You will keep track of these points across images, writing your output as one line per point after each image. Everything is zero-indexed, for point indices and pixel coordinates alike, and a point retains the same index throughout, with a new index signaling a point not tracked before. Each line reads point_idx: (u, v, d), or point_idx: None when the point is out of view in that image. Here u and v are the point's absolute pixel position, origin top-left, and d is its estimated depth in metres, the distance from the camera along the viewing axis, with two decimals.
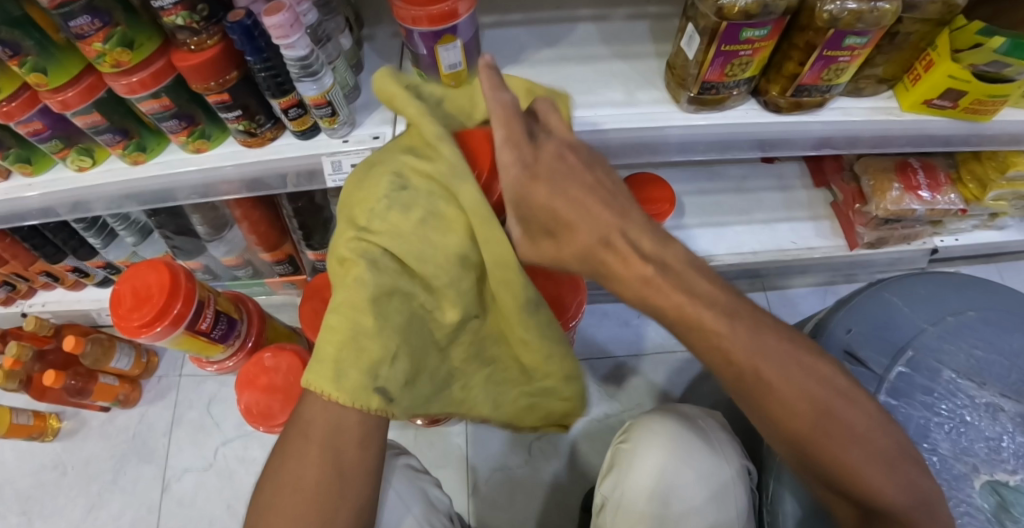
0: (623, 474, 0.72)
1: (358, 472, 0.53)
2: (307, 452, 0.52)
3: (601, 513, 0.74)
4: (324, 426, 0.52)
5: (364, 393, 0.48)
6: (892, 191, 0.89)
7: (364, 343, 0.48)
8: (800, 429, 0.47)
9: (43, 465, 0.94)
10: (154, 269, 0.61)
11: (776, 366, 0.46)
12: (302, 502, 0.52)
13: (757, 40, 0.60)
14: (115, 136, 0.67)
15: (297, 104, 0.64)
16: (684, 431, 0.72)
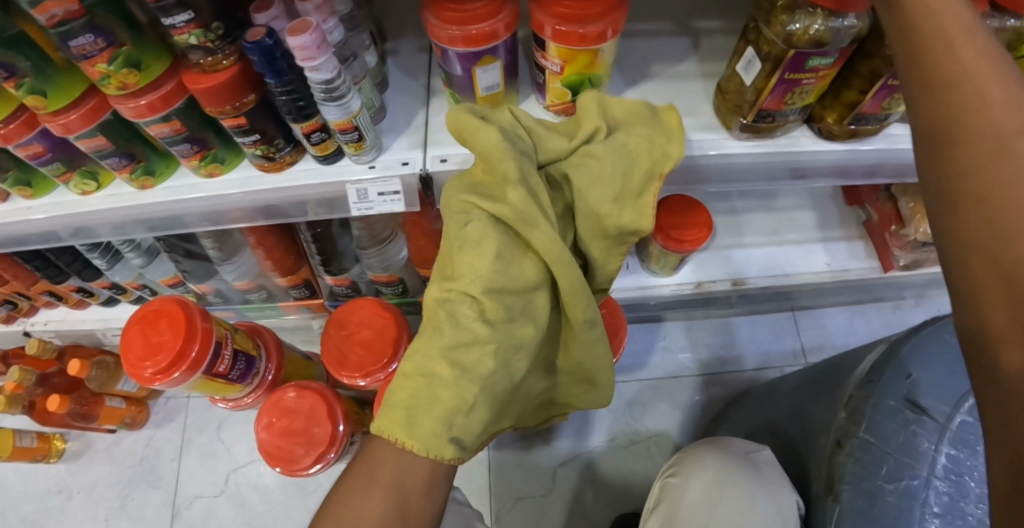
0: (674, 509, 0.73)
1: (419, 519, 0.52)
2: (370, 493, 0.51)
3: None
4: (392, 470, 0.52)
5: (438, 443, 0.47)
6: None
7: (438, 391, 0.48)
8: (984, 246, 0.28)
9: (48, 490, 0.91)
10: (167, 309, 0.57)
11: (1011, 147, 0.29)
12: None
13: (822, 69, 0.55)
14: (121, 160, 0.62)
15: (320, 129, 0.59)
16: (734, 470, 0.72)
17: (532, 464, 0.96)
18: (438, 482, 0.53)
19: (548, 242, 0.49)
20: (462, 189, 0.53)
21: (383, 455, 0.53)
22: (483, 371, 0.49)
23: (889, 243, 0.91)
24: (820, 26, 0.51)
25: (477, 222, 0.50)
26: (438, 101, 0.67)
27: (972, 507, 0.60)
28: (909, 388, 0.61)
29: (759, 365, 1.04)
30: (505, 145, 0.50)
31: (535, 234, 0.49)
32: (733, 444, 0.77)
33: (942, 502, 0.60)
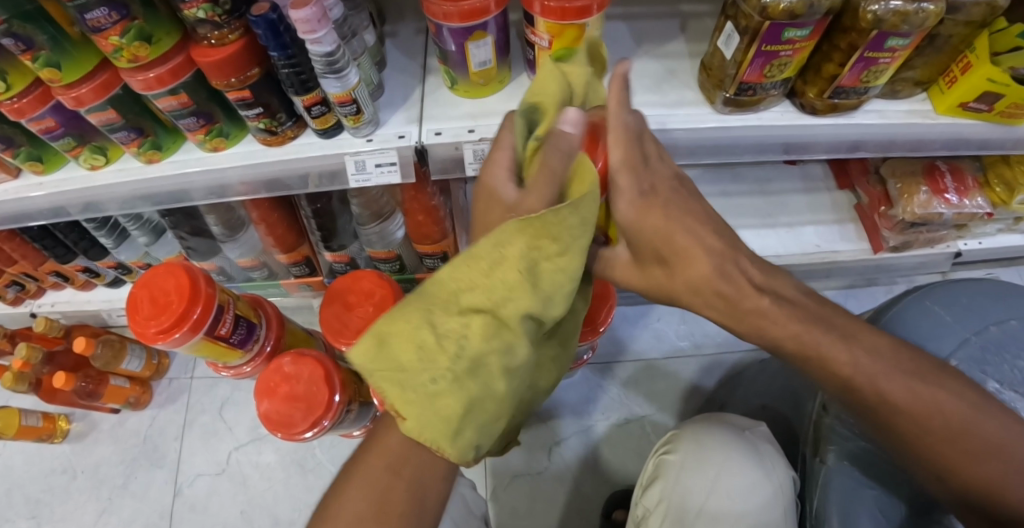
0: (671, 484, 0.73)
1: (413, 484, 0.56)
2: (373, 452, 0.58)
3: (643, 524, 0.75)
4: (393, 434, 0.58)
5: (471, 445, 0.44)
6: (920, 194, 0.86)
7: (486, 403, 0.42)
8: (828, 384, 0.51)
9: (53, 469, 0.92)
10: (173, 273, 0.59)
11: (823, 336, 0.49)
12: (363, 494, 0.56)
13: (799, 41, 0.59)
14: (130, 134, 0.64)
15: (321, 102, 0.62)
16: (730, 436, 0.73)
17: (529, 445, 0.97)
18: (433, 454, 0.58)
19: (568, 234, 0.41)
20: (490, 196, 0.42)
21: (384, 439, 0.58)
22: None
23: (878, 224, 0.93)
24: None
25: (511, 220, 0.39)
26: (434, 79, 0.69)
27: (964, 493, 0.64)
28: None
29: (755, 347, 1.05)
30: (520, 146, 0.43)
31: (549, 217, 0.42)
32: (730, 420, 0.77)
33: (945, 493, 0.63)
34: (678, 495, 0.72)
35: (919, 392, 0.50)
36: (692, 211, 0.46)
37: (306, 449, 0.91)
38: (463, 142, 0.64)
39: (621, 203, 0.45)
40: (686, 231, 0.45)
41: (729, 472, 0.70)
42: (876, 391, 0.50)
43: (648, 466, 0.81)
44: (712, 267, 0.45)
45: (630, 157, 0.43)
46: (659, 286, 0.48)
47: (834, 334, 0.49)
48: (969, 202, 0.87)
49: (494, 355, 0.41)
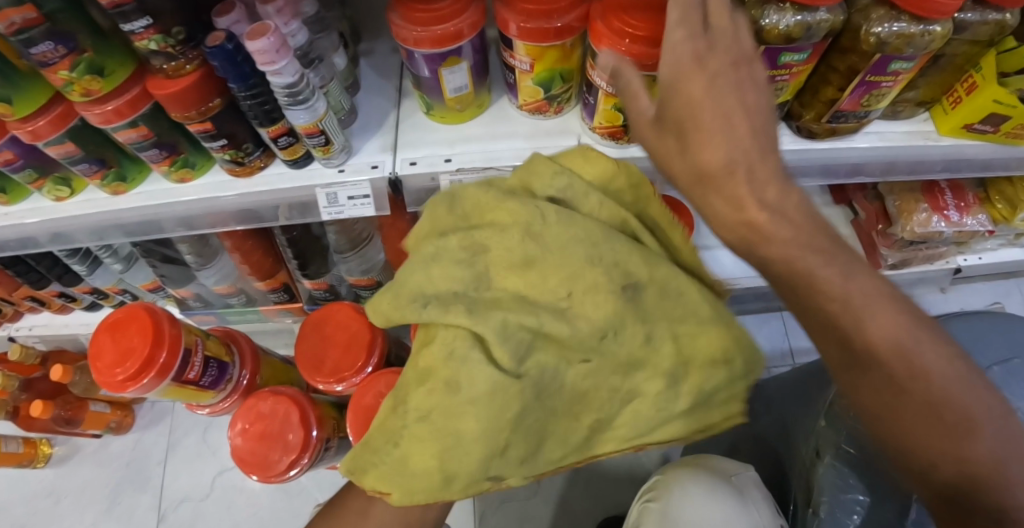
0: None
1: None
2: None
3: None
4: None
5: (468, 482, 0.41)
6: (920, 212, 0.83)
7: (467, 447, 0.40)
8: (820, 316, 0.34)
9: (36, 493, 0.91)
10: (135, 317, 0.56)
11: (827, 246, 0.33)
12: None
13: (796, 65, 0.55)
14: (92, 166, 0.61)
15: (288, 132, 0.59)
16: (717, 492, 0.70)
17: None
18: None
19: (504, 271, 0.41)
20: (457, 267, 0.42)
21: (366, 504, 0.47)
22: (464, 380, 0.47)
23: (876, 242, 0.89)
24: (790, 22, 0.50)
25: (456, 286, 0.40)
26: (410, 102, 0.66)
27: None
28: None
29: None
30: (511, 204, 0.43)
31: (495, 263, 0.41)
32: (718, 465, 0.74)
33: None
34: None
35: (903, 341, 0.33)
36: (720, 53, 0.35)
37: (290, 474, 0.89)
38: (439, 172, 0.61)
39: (651, 104, 0.37)
40: (720, 95, 0.34)
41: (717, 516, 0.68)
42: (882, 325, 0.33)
43: (634, 510, 0.78)
44: (735, 153, 0.33)
45: (691, 19, 0.36)
46: (666, 158, 0.36)
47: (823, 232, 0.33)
48: (970, 220, 0.83)
49: (433, 401, 0.40)
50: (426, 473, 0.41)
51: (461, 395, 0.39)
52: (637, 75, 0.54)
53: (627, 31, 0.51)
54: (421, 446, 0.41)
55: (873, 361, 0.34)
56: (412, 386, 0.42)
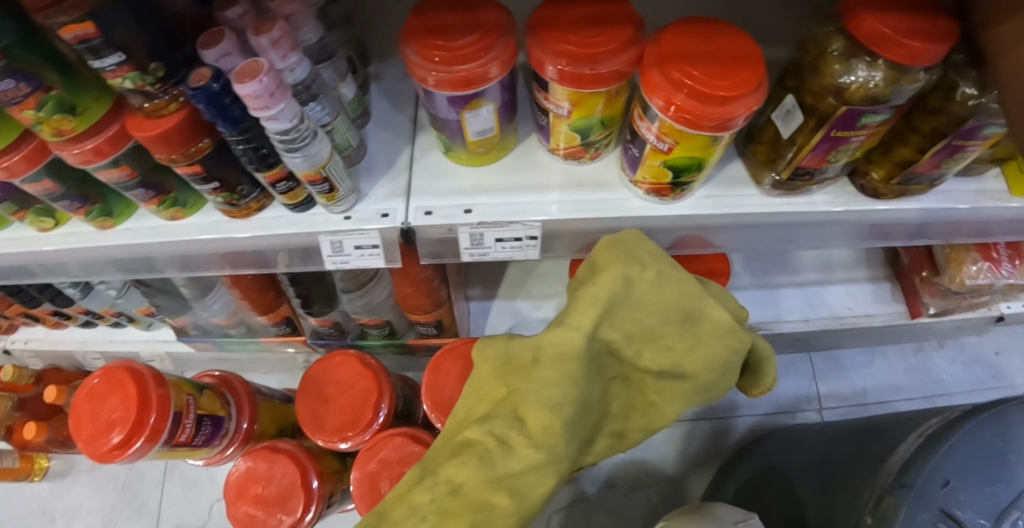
0: None
1: None
2: None
3: None
4: None
5: None
6: (972, 264, 0.73)
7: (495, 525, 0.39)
8: None
9: (31, 510, 0.89)
10: (120, 380, 0.52)
11: None
12: None
13: (876, 125, 0.47)
14: (74, 203, 0.56)
15: (287, 177, 0.52)
16: None
17: None
18: None
19: (565, 357, 0.42)
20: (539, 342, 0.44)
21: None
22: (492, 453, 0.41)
23: (919, 289, 0.81)
24: (880, 81, 0.43)
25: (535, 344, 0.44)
26: (426, 137, 0.59)
27: None
28: (946, 496, 0.52)
29: (772, 410, 0.96)
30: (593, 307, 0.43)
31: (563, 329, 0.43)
32: (719, 513, 0.68)
33: None
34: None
35: None
36: None
37: None
38: (457, 224, 0.54)
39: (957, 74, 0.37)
40: None
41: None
42: None
43: None
44: None
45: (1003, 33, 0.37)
46: None
47: None
48: None
49: (466, 474, 0.40)
50: None
51: (495, 471, 0.40)
52: (689, 134, 0.46)
53: (687, 82, 0.44)
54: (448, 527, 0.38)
55: None
56: (444, 458, 0.43)
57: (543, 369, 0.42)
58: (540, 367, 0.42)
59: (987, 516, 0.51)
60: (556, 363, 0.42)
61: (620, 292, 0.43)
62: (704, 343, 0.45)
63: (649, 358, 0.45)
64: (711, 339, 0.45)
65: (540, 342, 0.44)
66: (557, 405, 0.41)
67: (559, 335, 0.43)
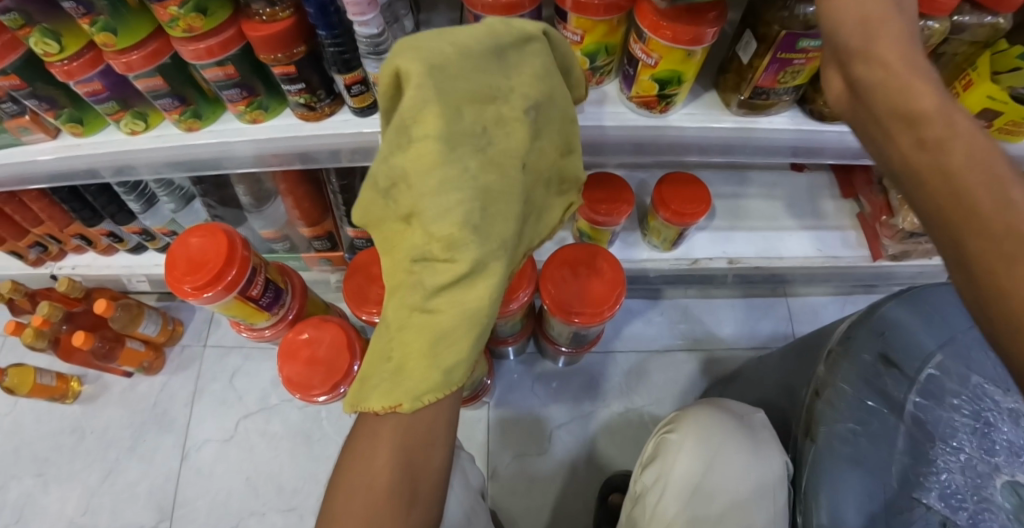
0: (667, 466, 0.72)
1: (429, 472, 0.54)
2: (375, 457, 0.53)
3: (638, 504, 0.74)
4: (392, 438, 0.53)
5: (456, 375, 0.51)
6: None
7: (454, 334, 0.50)
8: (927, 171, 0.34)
9: (63, 429, 0.96)
10: (213, 235, 0.62)
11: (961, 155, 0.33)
12: (375, 502, 0.52)
13: (812, 50, 0.62)
14: (174, 101, 0.67)
15: (361, 82, 0.63)
16: (725, 427, 0.71)
17: (528, 424, 1.00)
18: (440, 433, 0.55)
19: (430, 146, 0.47)
20: (383, 169, 0.50)
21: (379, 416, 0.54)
22: (428, 302, 0.51)
23: (879, 233, 0.94)
24: (806, 11, 0.58)
25: (412, 154, 0.48)
26: None
27: (954, 474, 0.63)
28: (883, 343, 0.64)
29: (751, 346, 1.05)
30: (423, 90, 0.46)
31: (418, 125, 0.47)
32: (730, 407, 0.74)
33: (955, 465, 0.64)
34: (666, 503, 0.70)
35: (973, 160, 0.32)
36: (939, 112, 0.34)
37: (313, 422, 0.95)
38: None
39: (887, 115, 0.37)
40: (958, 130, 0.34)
41: (727, 456, 0.69)
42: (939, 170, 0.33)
43: (651, 445, 0.80)
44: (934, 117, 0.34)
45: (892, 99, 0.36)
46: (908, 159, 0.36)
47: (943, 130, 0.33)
48: None
49: (411, 318, 0.52)
50: (426, 373, 0.50)
51: (427, 284, 0.51)
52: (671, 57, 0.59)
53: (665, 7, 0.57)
54: (413, 352, 0.51)
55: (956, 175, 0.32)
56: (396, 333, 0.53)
57: (425, 179, 0.48)
58: (427, 175, 0.48)
59: (919, 358, 0.65)
60: (426, 153, 0.47)
61: (435, 63, 0.46)
62: (527, 60, 0.52)
63: (498, 110, 0.51)
64: (528, 59, 0.52)
65: (402, 165, 0.49)
66: (451, 209, 0.48)
67: (418, 126, 0.47)
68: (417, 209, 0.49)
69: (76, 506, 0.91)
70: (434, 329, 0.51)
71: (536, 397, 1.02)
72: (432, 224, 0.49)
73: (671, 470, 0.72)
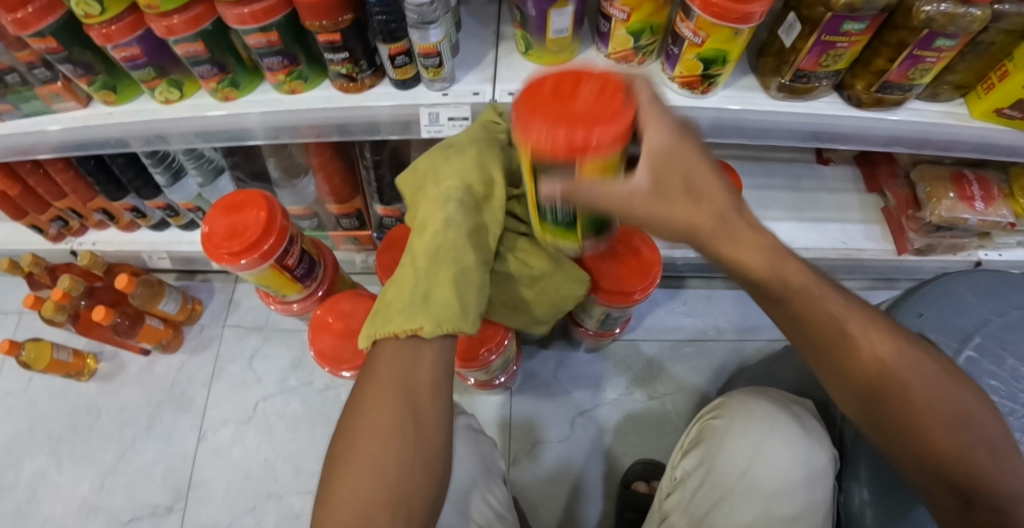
0: (714, 450, 0.72)
1: (434, 422, 0.49)
2: (380, 396, 0.48)
3: (678, 488, 0.75)
4: (398, 372, 0.50)
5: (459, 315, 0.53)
6: (947, 198, 0.88)
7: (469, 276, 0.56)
8: (885, 395, 0.50)
9: (77, 407, 1.02)
10: (254, 204, 0.61)
11: (916, 378, 0.50)
12: (375, 447, 0.47)
13: (855, 34, 0.62)
14: (213, 69, 0.66)
15: (405, 52, 0.63)
16: (779, 415, 0.70)
17: (550, 410, 0.99)
18: (444, 378, 0.52)
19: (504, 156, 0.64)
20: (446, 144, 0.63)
21: (386, 348, 0.52)
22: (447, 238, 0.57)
23: (904, 226, 0.95)
24: None
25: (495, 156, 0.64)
26: (507, 44, 0.71)
27: None
28: (920, 324, 0.67)
29: (772, 337, 1.05)
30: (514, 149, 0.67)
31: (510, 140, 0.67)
32: (779, 394, 0.75)
33: None
34: (707, 487, 0.71)
35: (902, 367, 0.50)
36: (866, 336, 0.50)
37: (333, 404, 0.99)
38: None
39: (865, 353, 0.50)
40: (900, 367, 0.50)
41: (774, 446, 0.68)
42: (890, 378, 0.50)
43: (694, 431, 0.80)
44: (886, 358, 0.50)
45: (831, 337, 0.50)
46: (860, 376, 0.50)
47: (875, 331, 0.50)
48: (994, 212, 0.89)
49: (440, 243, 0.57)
50: (443, 299, 0.53)
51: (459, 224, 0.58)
52: (583, 171, 0.38)
53: None
54: (435, 275, 0.55)
55: (863, 367, 0.50)
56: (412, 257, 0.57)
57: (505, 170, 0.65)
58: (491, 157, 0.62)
59: (956, 340, 0.66)
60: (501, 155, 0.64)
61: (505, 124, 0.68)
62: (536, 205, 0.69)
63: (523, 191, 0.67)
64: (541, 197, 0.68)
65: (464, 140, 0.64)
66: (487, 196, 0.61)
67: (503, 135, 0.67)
68: (452, 167, 0.60)
69: (90, 486, 0.96)
70: (458, 270, 0.55)
71: (557, 386, 1.01)
72: (469, 179, 0.60)
73: (717, 454, 0.72)
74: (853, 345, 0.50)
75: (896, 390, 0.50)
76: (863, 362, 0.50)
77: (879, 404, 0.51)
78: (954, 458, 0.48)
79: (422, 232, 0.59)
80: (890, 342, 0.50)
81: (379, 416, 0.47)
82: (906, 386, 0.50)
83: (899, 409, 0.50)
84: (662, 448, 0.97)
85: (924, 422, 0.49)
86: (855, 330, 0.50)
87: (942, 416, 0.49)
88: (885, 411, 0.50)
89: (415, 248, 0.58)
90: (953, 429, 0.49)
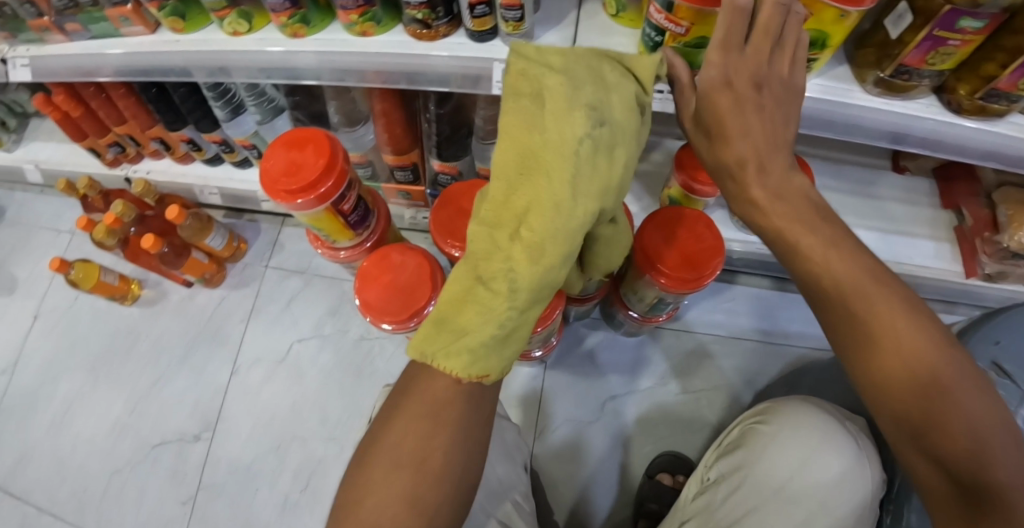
0: (752, 459, 0.70)
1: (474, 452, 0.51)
2: (434, 433, 0.48)
3: (708, 491, 0.73)
4: (456, 414, 0.49)
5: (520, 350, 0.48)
6: None
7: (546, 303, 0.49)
8: (906, 383, 0.44)
9: (118, 331, 1.05)
10: (316, 142, 0.60)
11: (947, 368, 0.43)
12: (416, 481, 0.48)
13: (971, 32, 0.56)
14: (286, 3, 0.64)
15: (486, 2, 0.60)
16: (833, 437, 0.67)
17: (580, 391, 0.98)
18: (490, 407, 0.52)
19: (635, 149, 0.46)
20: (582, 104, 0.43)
21: (438, 377, 0.49)
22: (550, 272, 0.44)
23: (978, 248, 0.90)
24: None
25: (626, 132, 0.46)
26: (592, 5, 0.67)
27: None
28: (995, 353, 0.63)
29: (818, 347, 1.01)
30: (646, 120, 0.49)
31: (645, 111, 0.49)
32: (833, 408, 0.71)
33: None
34: (739, 495, 0.69)
35: (932, 361, 0.43)
36: (896, 310, 0.44)
37: (364, 357, 0.99)
38: None
39: (898, 332, 0.44)
40: (926, 351, 0.43)
41: (819, 465, 0.66)
42: (919, 367, 0.43)
43: (732, 435, 0.78)
44: (921, 353, 0.43)
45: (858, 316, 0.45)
46: (881, 368, 0.45)
47: (903, 313, 0.44)
48: None
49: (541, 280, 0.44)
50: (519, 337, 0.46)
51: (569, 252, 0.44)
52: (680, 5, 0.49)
53: None
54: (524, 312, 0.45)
55: (891, 355, 0.44)
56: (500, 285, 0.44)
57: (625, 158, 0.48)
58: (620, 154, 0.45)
59: None
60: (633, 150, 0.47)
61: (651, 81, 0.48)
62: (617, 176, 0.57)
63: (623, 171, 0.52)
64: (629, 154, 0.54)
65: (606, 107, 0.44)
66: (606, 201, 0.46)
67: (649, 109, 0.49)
68: (582, 158, 0.43)
69: (123, 407, 0.99)
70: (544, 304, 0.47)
71: (590, 368, 0.99)
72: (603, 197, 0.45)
73: (756, 464, 0.70)
74: (881, 324, 0.44)
75: (919, 379, 0.43)
76: (891, 349, 0.44)
77: (896, 397, 0.44)
78: (973, 484, 0.43)
79: (532, 255, 0.43)
80: (923, 326, 0.44)
81: (431, 454, 0.48)
82: (931, 377, 0.43)
83: (923, 404, 0.43)
84: (690, 444, 0.95)
85: (946, 418, 0.43)
86: (891, 313, 0.44)
87: (971, 418, 0.43)
88: (906, 404, 0.44)
89: (517, 278, 0.43)
90: (973, 428, 0.43)
